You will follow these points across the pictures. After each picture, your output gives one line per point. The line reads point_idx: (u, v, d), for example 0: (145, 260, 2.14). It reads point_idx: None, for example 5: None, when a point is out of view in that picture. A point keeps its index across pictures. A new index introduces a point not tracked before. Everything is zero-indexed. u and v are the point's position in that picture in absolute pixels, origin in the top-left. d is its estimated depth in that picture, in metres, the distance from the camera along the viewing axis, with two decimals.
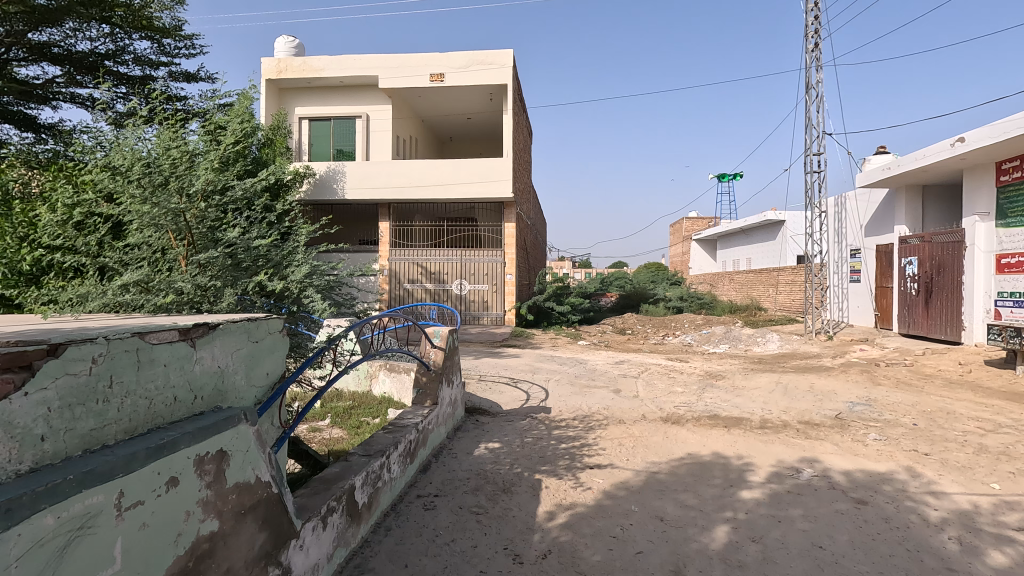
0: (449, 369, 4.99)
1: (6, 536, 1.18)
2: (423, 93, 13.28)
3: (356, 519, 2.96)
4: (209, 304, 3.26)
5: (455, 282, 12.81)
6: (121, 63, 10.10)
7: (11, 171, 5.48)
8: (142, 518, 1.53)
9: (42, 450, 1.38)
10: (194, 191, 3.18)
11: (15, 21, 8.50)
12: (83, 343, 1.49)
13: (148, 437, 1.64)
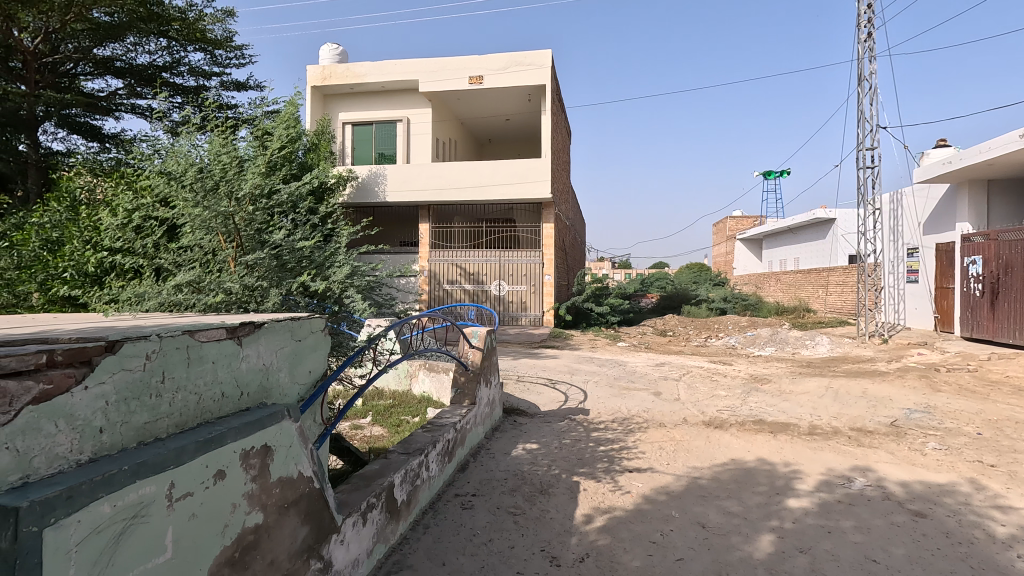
0: (487, 369, 5.01)
1: (66, 522, 1.25)
2: (462, 96, 13.42)
3: (395, 517, 3.01)
4: (255, 303, 3.37)
5: (494, 283, 12.86)
6: (177, 75, 10.61)
7: (79, 179, 5.86)
8: (191, 509, 1.59)
9: (101, 441, 1.45)
10: (242, 195, 3.30)
11: (83, 38, 9.05)
12: (138, 340, 1.57)
13: (197, 431, 1.70)
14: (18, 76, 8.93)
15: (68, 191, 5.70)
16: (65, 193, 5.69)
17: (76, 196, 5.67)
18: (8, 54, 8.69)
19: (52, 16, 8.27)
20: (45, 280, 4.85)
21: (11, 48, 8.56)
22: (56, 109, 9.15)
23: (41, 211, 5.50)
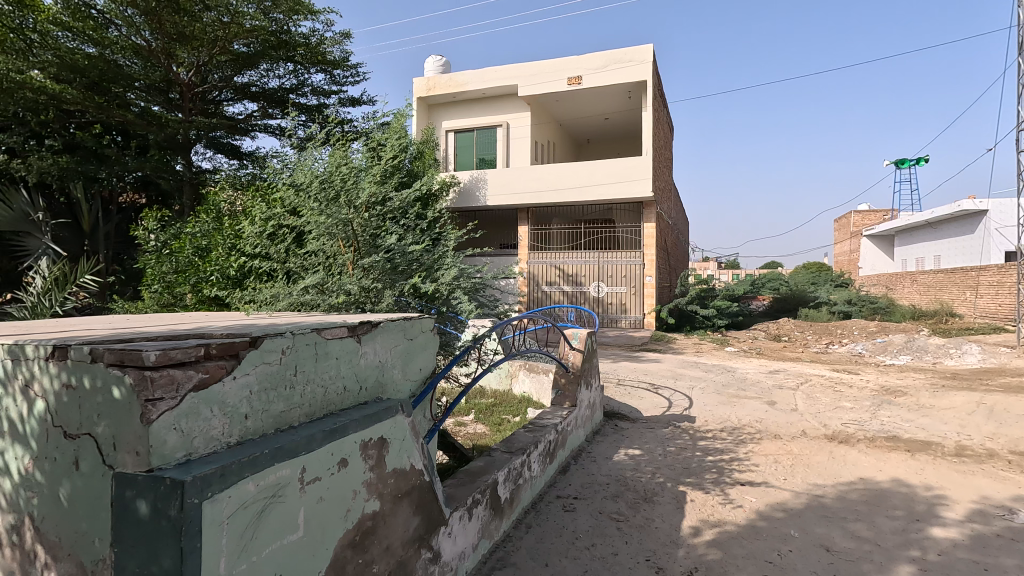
0: (588, 372, 4.96)
1: (220, 496, 1.40)
2: (561, 98, 13.45)
3: (499, 514, 3.07)
4: (371, 304, 3.60)
5: (593, 284, 12.72)
6: (302, 95, 11.62)
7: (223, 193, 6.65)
8: (319, 493, 1.74)
9: (246, 426, 1.62)
10: (359, 203, 3.55)
11: (226, 67, 10.25)
12: (275, 336, 1.73)
13: (324, 421, 1.85)
14: (176, 105, 10.29)
15: (214, 205, 6.40)
16: (212, 206, 6.40)
17: (221, 209, 6.38)
18: (168, 87, 10.05)
19: (203, 51, 9.53)
20: (200, 282, 5.58)
21: (171, 82, 9.91)
22: (205, 132, 10.45)
23: (193, 223, 6.23)
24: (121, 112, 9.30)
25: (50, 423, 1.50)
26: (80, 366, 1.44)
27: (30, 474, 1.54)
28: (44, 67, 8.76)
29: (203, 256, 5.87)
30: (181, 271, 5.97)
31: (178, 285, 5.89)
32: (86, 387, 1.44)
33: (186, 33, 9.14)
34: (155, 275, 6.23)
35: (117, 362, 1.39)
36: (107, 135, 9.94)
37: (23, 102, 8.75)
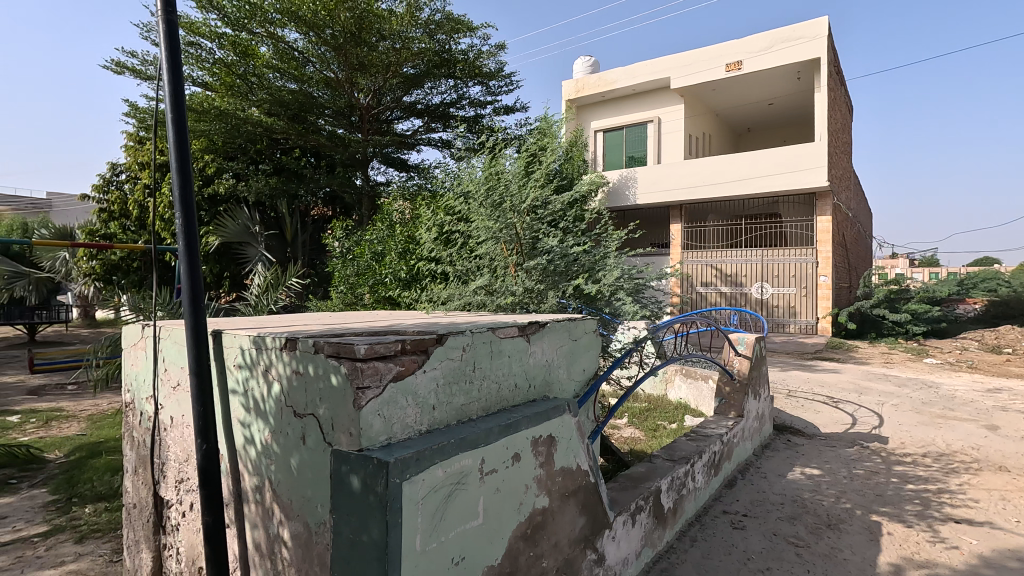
0: (756, 381, 4.57)
1: (416, 479, 1.55)
2: (718, 86, 12.64)
3: (662, 523, 2.97)
4: (535, 305, 3.72)
5: (755, 285, 11.71)
6: (461, 108, 12.41)
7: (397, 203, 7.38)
8: (496, 484, 1.83)
9: (433, 416, 1.76)
10: (523, 207, 3.68)
11: (397, 89, 11.37)
12: (457, 334, 1.86)
13: (499, 416, 1.95)
14: (356, 127, 11.66)
15: (387, 216, 7.68)
16: (386, 217, 7.70)
17: (393, 219, 7.59)
18: (351, 111, 11.44)
19: (379, 76, 10.72)
20: (378, 284, 6.72)
21: (354, 107, 11.31)
22: (379, 149, 11.72)
23: (371, 231, 7.54)
24: (315, 136, 10.79)
25: (282, 402, 1.77)
26: (305, 356, 1.68)
27: (268, 445, 1.84)
28: (260, 104, 10.51)
29: (380, 260, 7.08)
30: (362, 273, 7.16)
31: (359, 286, 7.00)
32: (310, 374, 1.67)
33: (365, 62, 10.35)
34: (342, 278, 7.50)
35: (334, 353, 1.60)
36: (304, 157, 11.60)
37: (246, 135, 10.60)
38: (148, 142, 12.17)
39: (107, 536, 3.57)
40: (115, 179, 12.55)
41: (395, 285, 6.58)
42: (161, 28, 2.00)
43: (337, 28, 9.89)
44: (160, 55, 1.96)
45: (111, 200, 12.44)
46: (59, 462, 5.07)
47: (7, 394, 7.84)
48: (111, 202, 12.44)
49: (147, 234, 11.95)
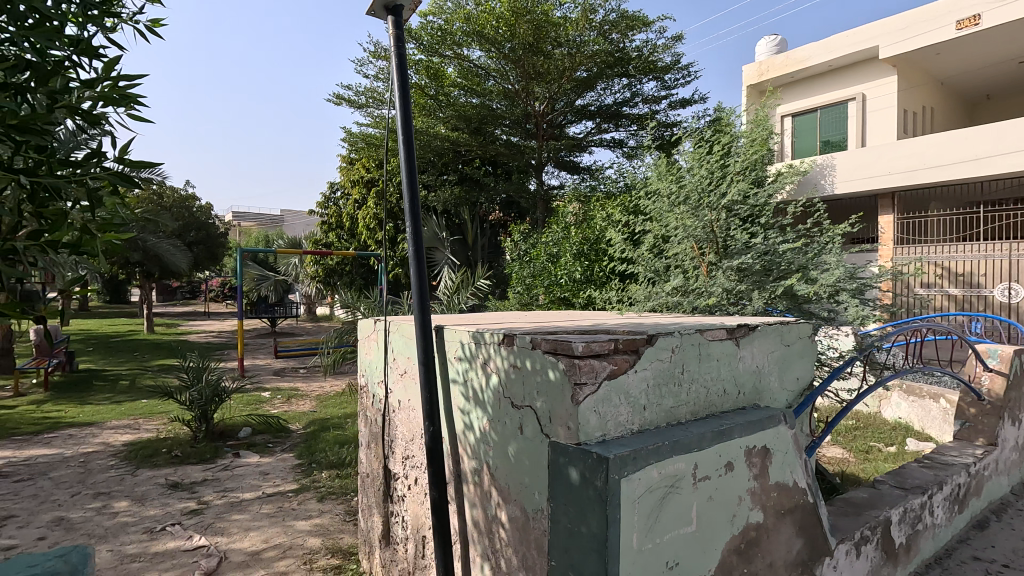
0: (1015, 403, 3.73)
1: (633, 478, 1.55)
2: (942, 50, 10.69)
3: (893, 560, 2.58)
4: (738, 308, 3.64)
5: (1000, 287, 9.46)
6: (634, 106, 12.18)
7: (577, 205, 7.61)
8: (709, 492, 1.76)
9: (644, 417, 1.75)
10: (724, 205, 3.59)
11: (571, 93, 11.60)
12: (667, 335, 1.83)
13: (710, 422, 1.87)
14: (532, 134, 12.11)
15: (562, 218, 8.05)
16: (561, 219, 8.05)
17: (568, 221, 7.91)
18: (527, 119, 11.93)
19: (554, 84, 11.24)
20: (551, 284, 7.16)
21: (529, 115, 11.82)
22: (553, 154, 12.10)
23: (546, 234, 7.96)
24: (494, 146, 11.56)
25: (500, 393, 1.92)
26: (524, 351, 1.80)
27: (486, 432, 2.01)
28: (448, 121, 11.55)
29: (555, 262, 7.42)
30: (537, 275, 7.60)
31: (535, 287, 7.48)
32: (528, 368, 1.78)
33: (541, 70, 10.90)
34: (518, 279, 7.98)
35: (552, 350, 1.69)
36: (482, 167, 12.48)
37: (435, 150, 11.75)
38: (358, 163, 14.15)
39: (340, 498, 4.23)
40: (333, 197, 14.82)
41: (569, 286, 6.88)
42: (393, 62, 2.43)
43: (516, 42, 10.63)
44: (393, 85, 2.39)
45: (331, 215, 14.73)
46: (300, 432, 6.12)
47: (261, 374, 9.71)
48: (330, 217, 14.72)
49: (357, 242, 13.89)
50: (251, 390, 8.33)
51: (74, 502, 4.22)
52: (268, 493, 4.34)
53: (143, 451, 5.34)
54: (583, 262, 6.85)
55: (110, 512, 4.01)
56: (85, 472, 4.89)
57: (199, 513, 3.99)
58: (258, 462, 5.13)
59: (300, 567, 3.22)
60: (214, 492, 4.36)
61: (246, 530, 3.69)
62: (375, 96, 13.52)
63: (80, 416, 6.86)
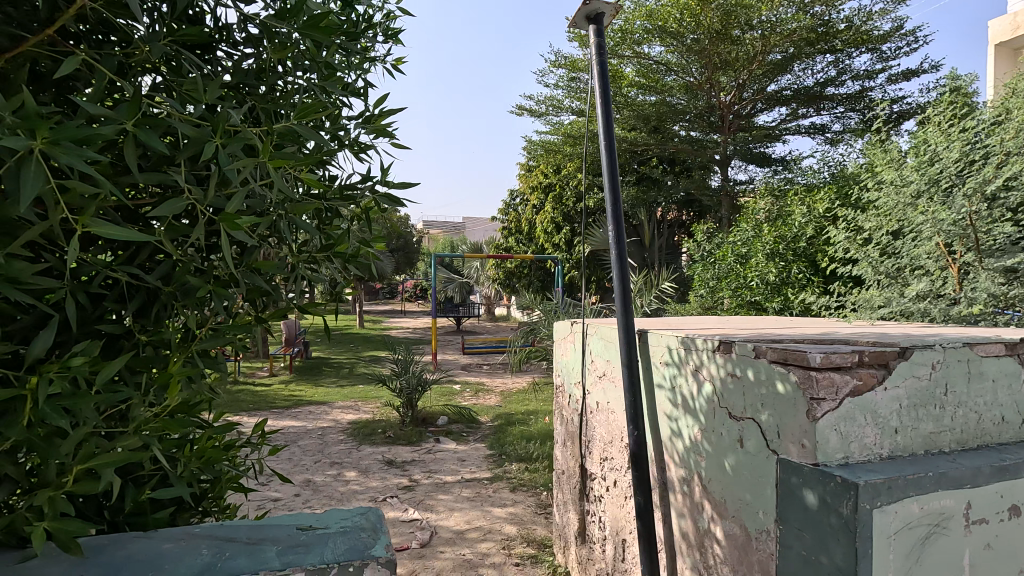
0: None
1: (887, 509, 1.37)
2: None
3: None
4: (1008, 316, 3.13)
5: None
6: (840, 84, 11.84)
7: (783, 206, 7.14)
8: (986, 538, 1.51)
9: (896, 441, 1.53)
10: (988, 194, 3.14)
11: (763, 80, 11.99)
12: (925, 348, 1.57)
13: (984, 454, 1.57)
14: (716, 127, 12.68)
15: (753, 215, 7.43)
16: (751, 216, 7.45)
17: (759, 218, 7.30)
18: (711, 112, 12.56)
19: (743, 71, 11.88)
20: (739, 287, 6.67)
21: (713, 107, 12.46)
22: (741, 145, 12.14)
23: (734, 232, 7.44)
24: (673, 142, 12.59)
25: (715, 403, 1.87)
26: (745, 359, 1.71)
27: (698, 441, 1.97)
28: None
29: (744, 263, 6.87)
30: (722, 277, 7.15)
31: (720, 290, 7.05)
32: (749, 378, 1.69)
33: (728, 58, 11.66)
34: (702, 281, 7.61)
35: (780, 360, 1.57)
36: (660, 165, 13.24)
37: None
38: (536, 169, 14.86)
39: (530, 491, 4.45)
40: (513, 203, 15.77)
41: (760, 289, 6.31)
42: (594, 69, 2.48)
43: (701, 32, 11.33)
44: (595, 93, 2.45)
45: (511, 220, 15.69)
46: (489, 424, 6.58)
47: (452, 368, 10.70)
48: (511, 222, 15.70)
49: (535, 245, 14.61)
50: (445, 382, 9.24)
51: (317, 468, 5.07)
52: (467, 478, 4.75)
53: (364, 430, 6.21)
54: (777, 263, 6.23)
55: (344, 479, 4.75)
56: (323, 443, 5.86)
57: (411, 489, 4.52)
58: (455, 449, 5.65)
59: (499, 551, 3.48)
60: (421, 472, 4.90)
61: (451, 510, 4.08)
62: (555, 103, 14.10)
63: (315, 395, 8.24)
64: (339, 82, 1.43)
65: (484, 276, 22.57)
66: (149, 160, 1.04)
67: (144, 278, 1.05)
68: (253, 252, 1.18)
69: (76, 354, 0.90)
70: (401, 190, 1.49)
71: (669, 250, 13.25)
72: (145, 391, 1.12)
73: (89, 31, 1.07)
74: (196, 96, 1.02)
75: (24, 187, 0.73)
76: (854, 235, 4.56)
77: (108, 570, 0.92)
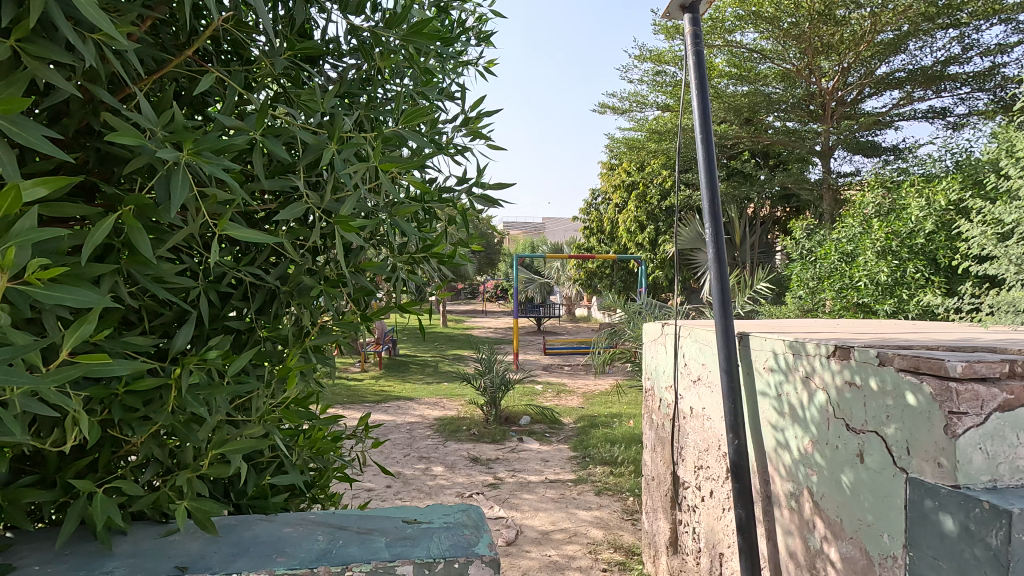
0: None
1: None
2: None
3: None
4: None
5: None
6: (968, 61, 10.69)
7: (896, 196, 6.56)
8: None
9: None
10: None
11: (872, 61, 11.16)
12: None
13: None
14: (816, 115, 12.01)
15: (860, 209, 6.82)
16: (858, 211, 6.85)
17: (868, 213, 6.70)
18: (811, 99, 11.94)
19: (848, 54, 11.00)
20: (845, 288, 6.15)
21: (813, 94, 11.82)
22: (846, 134, 11.61)
23: (839, 228, 6.88)
24: (767, 135, 12.02)
25: (831, 413, 1.75)
26: (866, 367, 1.58)
27: (808, 453, 1.86)
28: None
29: (850, 262, 6.33)
30: (825, 277, 6.63)
31: (822, 290, 6.55)
32: (872, 387, 1.56)
33: (832, 42, 10.91)
34: (801, 281, 7.09)
35: (912, 369, 1.42)
36: (752, 159, 12.74)
37: None
38: (618, 167, 14.57)
39: (616, 495, 4.37)
40: (594, 202, 15.55)
41: (870, 290, 5.77)
42: (689, 60, 2.39)
43: (800, 15, 10.69)
44: (691, 86, 2.36)
45: (592, 219, 15.50)
46: (572, 425, 6.53)
47: (533, 369, 10.76)
48: (592, 221, 15.49)
49: (618, 245, 14.35)
50: (527, 382, 9.30)
51: (407, 461, 5.27)
52: (551, 479, 4.75)
53: (449, 426, 6.38)
54: (890, 262, 5.69)
55: (431, 474, 4.90)
56: (411, 437, 6.08)
57: (496, 487, 4.58)
58: (539, 449, 5.66)
59: (586, 555, 3.44)
60: (506, 471, 4.95)
61: (536, 510, 4.09)
62: (639, 99, 13.78)
63: (403, 391, 8.57)
64: (436, 87, 1.45)
65: (564, 277, 22.45)
66: (272, 167, 1.12)
67: (264, 278, 1.11)
68: (360, 252, 1.21)
69: (211, 348, 0.97)
70: (496, 190, 1.49)
71: (761, 247, 12.36)
72: (267, 382, 1.19)
73: (217, 51, 1.16)
74: (314, 106, 1.09)
75: (172, 193, 0.79)
76: (990, 228, 4.10)
77: (239, 548, 0.99)
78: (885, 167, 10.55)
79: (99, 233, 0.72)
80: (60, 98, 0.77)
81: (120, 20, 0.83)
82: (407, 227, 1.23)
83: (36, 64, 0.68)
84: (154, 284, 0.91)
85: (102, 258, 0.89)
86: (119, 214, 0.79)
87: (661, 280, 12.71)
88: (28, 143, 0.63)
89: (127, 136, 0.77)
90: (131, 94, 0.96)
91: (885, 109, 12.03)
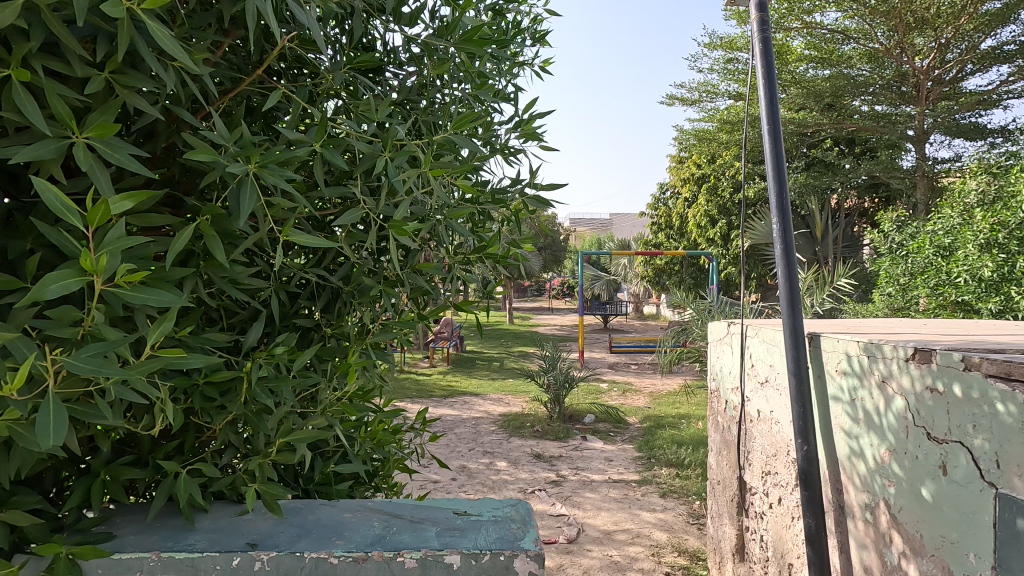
0: None
1: None
2: None
3: None
4: None
5: None
6: None
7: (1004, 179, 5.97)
8: None
9: None
10: None
11: (975, 34, 10.23)
12: None
13: None
14: (909, 97, 11.11)
15: (961, 198, 6.23)
16: (958, 200, 6.25)
17: (970, 202, 6.10)
18: (903, 80, 11.08)
19: (947, 28, 10.13)
20: (941, 284, 5.67)
21: (905, 75, 10.93)
22: (944, 116, 10.69)
23: (934, 220, 6.33)
24: (852, 120, 11.20)
25: (910, 420, 1.63)
26: (950, 372, 1.46)
27: (884, 463, 1.74)
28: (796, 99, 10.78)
29: (948, 256, 5.82)
30: (918, 272, 6.13)
31: (915, 287, 6.06)
32: (956, 394, 1.44)
33: (926, 16, 10.09)
34: (889, 278, 6.59)
35: (1002, 375, 1.30)
36: (836, 146, 11.98)
37: None
38: (688, 160, 14.17)
39: (682, 498, 4.26)
40: (662, 197, 15.17)
41: (971, 287, 5.29)
42: (756, 47, 2.28)
43: None
44: (757, 72, 2.24)
45: (661, 215, 15.13)
46: (638, 425, 6.42)
47: (599, 367, 10.68)
48: (660, 216, 15.15)
49: (687, 240, 13.95)
50: (592, 380, 9.22)
51: (471, 455, 5.40)
52: (614, 479, 4.70)
53: (513, 423, 6.46)
54: (995, 255, 5.18)
55: (495, 468, 4.99)
56: (476, 432, 6.22)
57: (559, 484, 4.59)
58: (603, 448, 5.61)
59: (649, 557, 3.39)
60: (569, 469, 4.95)
61: (598, 509, 4.07)
62: (710, 89, 13.33)
63: (469, 387, 8.75)
64: (492, 90, 1.47)
65: (632, 274, 22.19)
66: (333, 175, 1.20)
67: (328, 279, 1.18)
68: (418, 254, 1.26)
69: (278, 344, 1.05)
70: (549, 190, 1.50)
71: (845, 241, 11.62)
72: (331, 376, 1.26)
73: (286, 69, 1.24)
74: (370, 116, 1.15)
75: (242, 203, 0.87)
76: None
77: (303, 530, 1.07)
78: (990, 151, 9.65)
79: (182, 241, 0.79)
80: (149, 120, 0.86)
81: (196, 46, 0.92)
82: (462, 229, 1.25)
83: (127, 92, 0.76)
84: (230, 285, 1.00)
85: (186, 262, 0.98)
86: (198, 224, 0.88)
87: (733, 276, 12.22)
88: (119, 162, 0.71)
89: (203, 153, 0.85)
90: (211, 113, 1.06)
91: (993, 86, 10.97)
